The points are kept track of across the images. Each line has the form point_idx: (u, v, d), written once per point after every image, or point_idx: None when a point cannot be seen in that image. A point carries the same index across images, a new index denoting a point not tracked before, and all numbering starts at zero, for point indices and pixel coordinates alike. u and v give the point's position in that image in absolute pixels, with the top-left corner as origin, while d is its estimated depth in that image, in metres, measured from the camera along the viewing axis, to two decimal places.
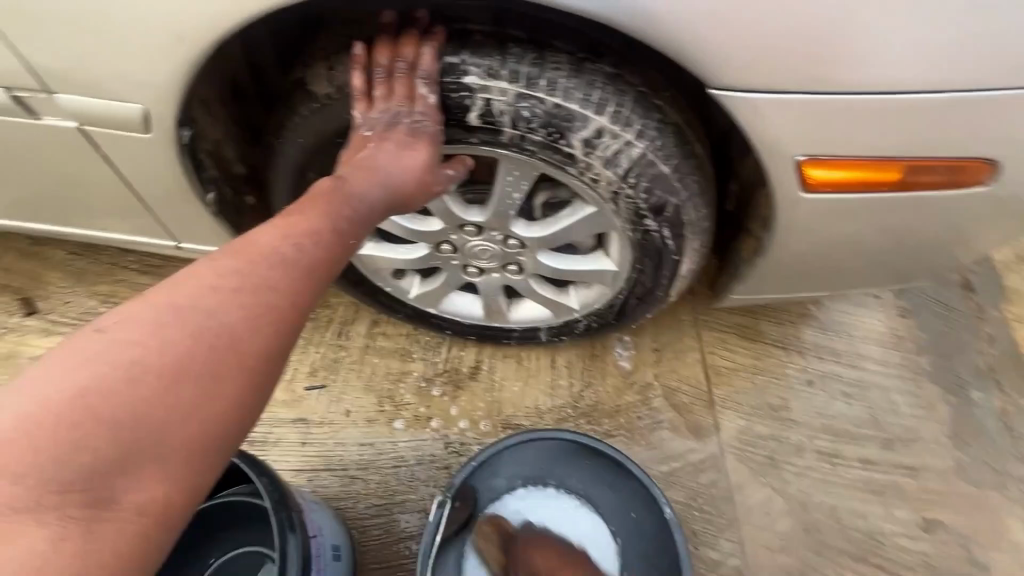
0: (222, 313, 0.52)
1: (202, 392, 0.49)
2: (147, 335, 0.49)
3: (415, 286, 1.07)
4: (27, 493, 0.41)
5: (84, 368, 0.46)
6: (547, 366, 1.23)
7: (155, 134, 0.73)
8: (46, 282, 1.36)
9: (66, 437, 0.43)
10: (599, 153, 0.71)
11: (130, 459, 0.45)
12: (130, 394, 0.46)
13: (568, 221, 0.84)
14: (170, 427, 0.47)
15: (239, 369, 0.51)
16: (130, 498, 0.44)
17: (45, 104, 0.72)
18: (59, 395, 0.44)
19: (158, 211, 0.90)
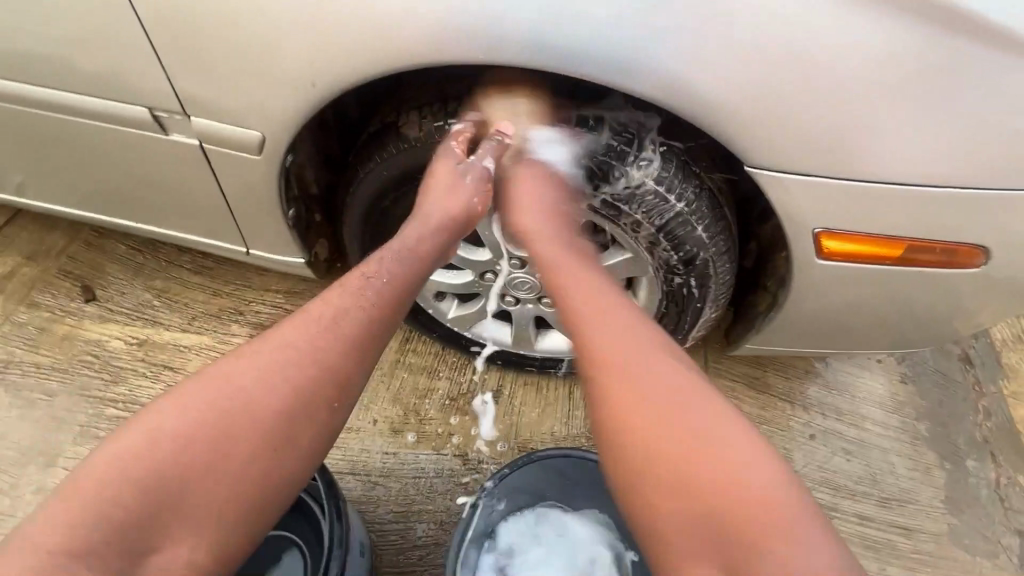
0: (274, 394, 0.65)
1: (244, 459, 0.62)
2: (182, 411, 0.62)
3: (453, 308, 1.16)
4: (112, 530, 0.55)
5: (177, 437, 0.61)
6: (565, 396, 1.31)
7: (261, 156, 0.85)
8: (106, 272, 1.46)
9: (147, 486, 0.58)
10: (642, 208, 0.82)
11: (186, 503, 0.59)
12: (204, 454, 0.61)
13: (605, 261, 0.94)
14: (219, 481, 0.61)
15: (280, 431, 0.64)
16: (172, 552, 0.57)
17: (178, 123, 0.85)
18: (141, 455, 0.59)
19: (239, 220, 1.01)
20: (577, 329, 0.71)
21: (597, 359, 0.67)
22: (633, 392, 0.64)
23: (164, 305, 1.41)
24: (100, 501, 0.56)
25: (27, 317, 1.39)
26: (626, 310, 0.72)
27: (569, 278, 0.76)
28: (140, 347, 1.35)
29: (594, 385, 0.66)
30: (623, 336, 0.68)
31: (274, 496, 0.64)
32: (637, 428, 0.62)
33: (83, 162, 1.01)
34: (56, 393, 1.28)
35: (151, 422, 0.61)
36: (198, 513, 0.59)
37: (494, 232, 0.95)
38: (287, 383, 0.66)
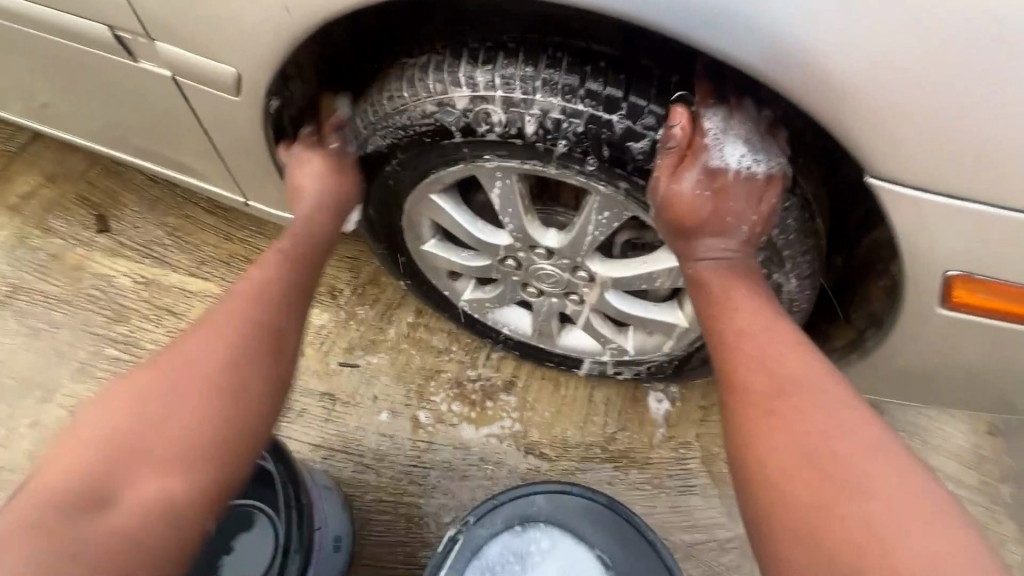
0: (225, 327, 0.62)
1: (205, 404, 0.56)
2: (138, 382, 0.56)
3: (469, 290, 1.02)
4: (75, 487, 0.48)
5: (133, 385, 0.56)
6: (584, 398, 1.17)
7: (241, 99, 0.73)
8: (121, 203, 1.39)
9: (100, 447, 0.51)
10: (706, 225, 0.64)
11: (158, 444, 0.52)
12: (166, 389, 0.56)
13: (649, 267, 0.78)
14: (179, 415, 0.54)
15: (242, 366, 0.60)
16: (136, 493, 0.49)
17: (144, 48, 0.74)
18: (103, 421, 0.53)
19: (233, 168, 0.89)
20: (727, 356, 0.59)
21: (742, 404, 0.55)
22: (794, 441, 0.50)
23: (175, 245, 1.34)
24: (54, 476, 0.49)
25: (41, 242, 1.34)
26: (789, 342, 0.57)
27: (746, 306, 0.61)
28: (147, 287, 1.29)
29: (736, 435, 0.55)
30: (770, 377, 0.55)
31: (235, 440, 0.56)
32: (791, 488, 0.49)
33: (76, 83, 0.91)
34: (61, 325, 1.24)
35: (104, 403, 0.55)
36: (161, 462, 0.52)
37: (517, 219, 0.77)
38: (238, 319, 0.63)
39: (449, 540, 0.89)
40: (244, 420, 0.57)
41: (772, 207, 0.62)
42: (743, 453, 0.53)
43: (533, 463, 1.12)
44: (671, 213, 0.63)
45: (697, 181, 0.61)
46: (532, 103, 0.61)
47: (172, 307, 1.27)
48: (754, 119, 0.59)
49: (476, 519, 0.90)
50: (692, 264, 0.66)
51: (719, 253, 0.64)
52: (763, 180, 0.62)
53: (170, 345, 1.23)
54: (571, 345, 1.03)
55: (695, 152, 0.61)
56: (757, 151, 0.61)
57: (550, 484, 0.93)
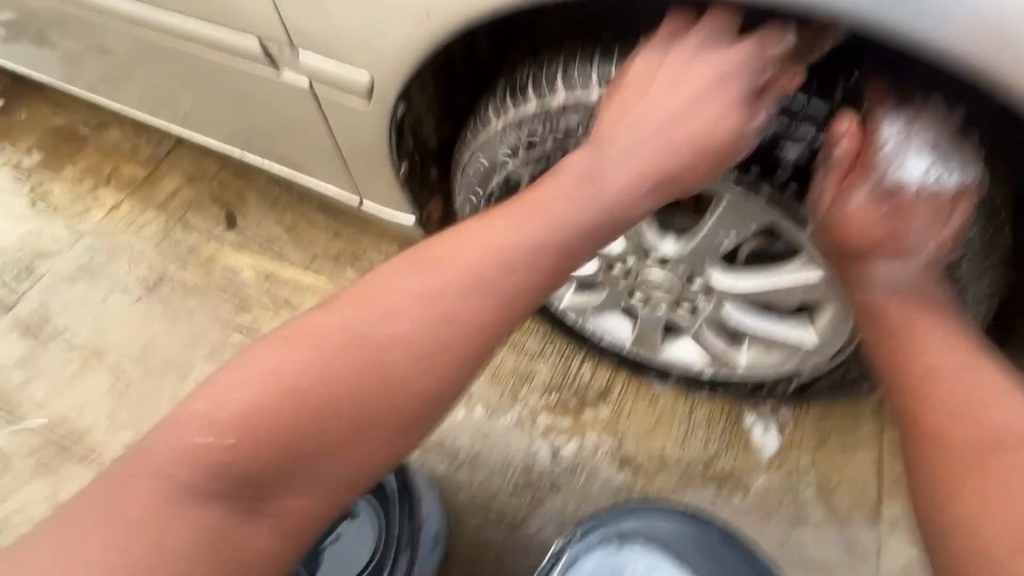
0: (450, 305, 0.53)
1: (359, 413, 0.48)
2: (329, 358, 0.49)
3: (570, 295, 1.00)
4: (222, 477, 0.44)
5: (319, 352, 0.49)
6: (684, 412, 1.11)
7: (368, 104, 0.76)
8: (247, 202, 1.53)
9: (275, 432, 0.46)
10: (892, 247, 0.56)
11: (318, 459, 0.47)
12: (378, 387, 0.49)
13: (778, 280, 0.72)
14: (370, 426, 0.49)
15: (386, 389, 0.49)
16: (289, 508, 0.46)
17: (283, 58, 0.79)
18: (293, 373, 0.48)
19: (352, 170, 0.94)
20: (911, 395, 0.52)
21: (937, 456, 0.48)
22: (1013, 504, 0.42)
23: (291, 242, 1.45)
24: (210, 432, 0.45)
25: (181, 236, 1.50)
26: (1003, 388, 0.48)
27: (932, 339, 0.53)
28: (267, 279, 1.40)
29: (929, 493, 0.47)
30: (976, 425, 0.47)
31: (380, 472, 0.50)
32: (1002, 553, 0.41)
33: (221, 93, 1.00)
34: (195, 311, 1.38)
35: (264, 355, 0.49)
36: (316, 478, 0.47)
37: (633, 224, 0.74)
38: (444, 298, 0.53)
39: (552, 555, 0.86)
40: (402, 445, 0.51)
41: (959, 223, 0.55)
42: (938, 515, 0.46)
43: (628, 476, 1.07)
44: (836, 233, 0.58)
45: (869, 198, 0.56)
46: (674, 100, 0.58)
47: (287, 299, 1.37)
48: (941, 120, 0.53)
49: (581, 535, 0.86)
50: (858, 289, 0.59)
51: (897, 278, 0.57)
52: (951, 195, 0.55)
53: None
54: (675, 357, 0.98)
55: (867, 163, 0.55)
56: (944, 162, 0.54)
57: (638, 505, 0.88)
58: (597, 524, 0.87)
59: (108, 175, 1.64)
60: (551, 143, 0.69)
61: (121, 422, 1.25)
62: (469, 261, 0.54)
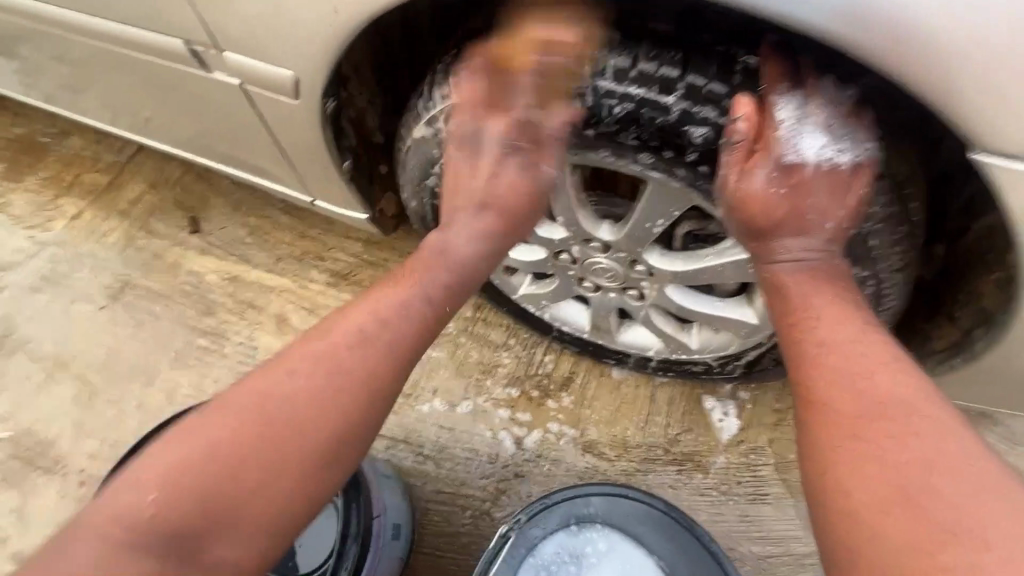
0: (347, 376, 0.60)
1: (279, 477, 0.55)
2: (248, 430, 0.56)
3: (525, 285, 1.01)
4: (153, 531, 0.51)
5: (236, 421, 0.56)
6: (645, 397, 1.12)
7: (299, 101, 0.76)
8: (210, 205, 1.52)
9: (203, 487, 0.53)
10: (792, 226, 0.61)
11: (239, 517, 0.53)
12: (286, 452, 0.56)
13: (713, 261, 0.73)
14: (284, 485, 0.55)
15: (303, 451, 0.56)
16: (215, 557, 0.52)
17: (215, 59, 0.79)
18: (216, 444, 0.54)
19: (298, 168, 0.94)
20: (806, 366, 0.54)
21: (822, 425, 0.50)
22: (882, 468, 0.45)
23: (256, 244, 1.44)
24: (151, 487, 0.52)
25: (145, 242, 1.49)
26: (881, 361, 0.51)
27: (824, 316, 0.56)
28: (231, 282, 1.40)
29: (812, 459, 0.50)
30: (855, 396, 0.50)
31: (304, 518, 0.56)
32: (876, 517, 0.43)
33: (167, 96, 0.99)
34: (160, 317, 1.38)
35: (203, 426, 0.56)
36: (240, 524, 0.53)
37: (569, 212, 0.75)
38: (346, 376, 0.60)
39: (500, 537, 0.89)
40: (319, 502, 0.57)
41: (858, 197, 0.58)
42: (819, 480, 0.48)
43: (591, 461, 1.09)
44: (739, 210, 0.61)
45: (768, 179, 0.59)
46: (583, 87, 0.59)
47: (252, 301, 1.37)
48: (836, 99, 0.55)
49: (528, 518, 0.89)
50: (763, 262, 0.63)
51: (800, 253, 0.61)
52: (848, 171, 0.58)
53: (251, 336, 1.33)
54: (630, 343, 0.99)
55: (766, 146, 0.58)
56: (839, 141, 0.56)
57: (598, 488, 0.91)
58: (547, 506, 0.90)
59: (70, 183, 1.62)
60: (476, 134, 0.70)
61: (87, 431, 1.24)
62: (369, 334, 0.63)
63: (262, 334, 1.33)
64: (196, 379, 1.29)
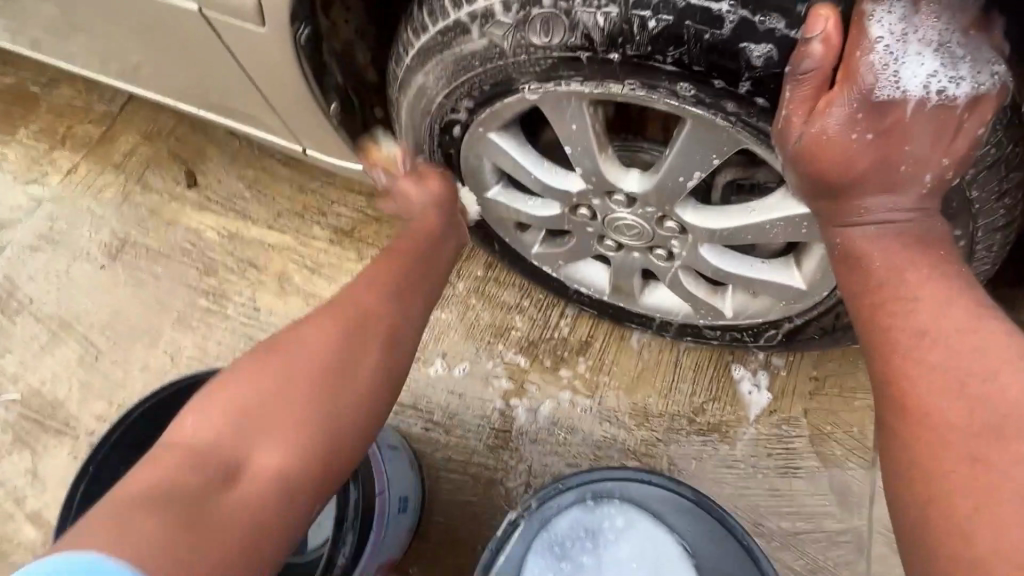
0: (365, 316, 0.62)
1: (315, 403, 0.56)
2: (269, 378, 0.57)
3: (539, 243, 0.91)
4: (187, 478, 0.50)
5: (256, 372, 0.57)
6: (669, 362, 1.04)
7: (274, 30, 0.66)
8: (206, 157, 1.43)
9: (234, 425, 0.54)
10: (883, 177, 0.48)
11: (268, 445, 0.53)
12: (313, 384, 0.57)
13: (758, 217, 0.63)
14: (314, 411, 0.56)
15: (338, 383, 0.58)
16: (251, 476, 0.51)
17: None
18: (239, 396, 0.55)
19: (283, 113, 0.84)
20: (903, 360, 0.46)
21: (924, 438, 0.43)
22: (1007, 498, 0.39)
23: (254, 199, 1.36)
24: (182, 449, 0.52)
25: (141, 197, 1.42)
26: (1000, 358, 0.43)
27: (931, 299, 0.46)
28: (231, 240, 1.33)
29: (911, 476, 0.43)
30: (969, 404, 0.43)
31: (350, 413, 0.58)
32: (975, 529, 0.39)
33: (138, 32, 0.89)
34: (161, 276, 1.32)
35: (220, 392, 0.56)
36: (279, 431, 0.54)
37: (590, 159, 0.64)
38: (359, 320, 0.62)
39: (508, 523, 0.82)
40: (353, 428, 0.58)
41: (967, 140, 0.48)
42: (923, 503, 0.42)
43: (610, 430, 1.03)
44: (811, 162, 0.48)
45: (852, 117, 0.46)
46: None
47: (253, 259, 1.30)
48: (942, 15, 0.47)
49: (539, 504, 0.83)
50: (836, 231, 0.51)
51: (888, 214, 0.49)
52: (961, 109, 0.47)
53: (253, 297, 1.27)
54: (656, 306, 0.90)
55: (852, 73, 0.46)
56: (953, 65, 0.47)
57: (610, 472, 0.84)
58: (553, 492, 0.84)
59: (62, 136, 1.54)
60: (477, 66, 0.59)
61: (94, 393, 1.23)
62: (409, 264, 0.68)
63: (265, 294, 1.27)
64: (199, 341, 1.25)
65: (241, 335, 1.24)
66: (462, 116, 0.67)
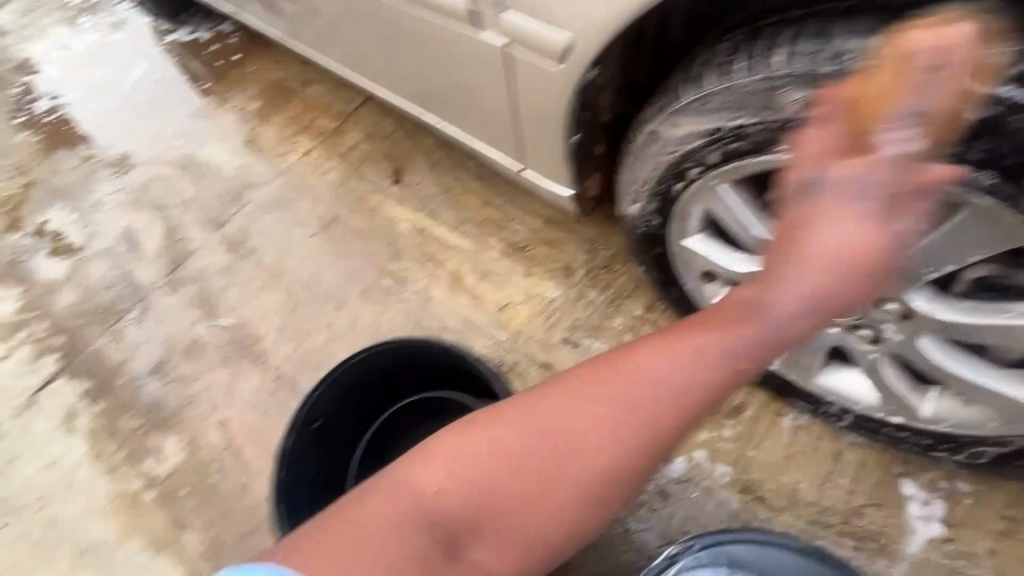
0: (620, 414, 0.60)
1: (548, 505, 0.60)
2: (516, 451, 0.61)
3: (720, 295, 0.92)
4: (436, 524, 0.59)
5: (509, 442, 0.61)
6: (829, 450, 0.98)
7: (564, 66, 0.78)
8: (413, 161, 1.65)
9: (479, 487, 0.60)
10: None
11: (495, 525, 0.60)
12: (544, 480, 0.60)
13: (1001, 318, 0.65)
14: (546, 512, 0.60)
15: (571, 489, 0.60)
16: (477, 555, 0.60)
17: (491, 19, 0.82)
18: (489, 457, 0.61)
19: (523, 134, 0.96)
20: None
21: None
22: None
23: (445, 202, 1.54)
24: (440, 482, 0.60)
25: (356, 184, 1.68)
26: None
27: None
28: (419, 234, 1.51)
29: None
30: None
31: (579, 521, 0.61)
32: None
33: (411, 56, 1.06)
34: (357, 252, 1.54)
35: (478, 439, 0.62)
36: (513, 514, 0.60)
37: None
38: (614, 424, 0.59)
39: (666, 558, 0.83)
40: (577, 532, 0.61)
41: None
42: None
43: (749, 504, 0.98)
44: None
45: None
46: None
47: (434, 255, 1.47)
48: None
49: (700, 547, 0.83)
50: None
51: None
52: None
53: (428, 287, 1.43)
54: (843, 390, 0.86)
55: None
56: None
57: (768, 537, 0.82)
58: (721, 540, 0.84)
59: (306, 125, 1.88)
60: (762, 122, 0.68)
61: (287, 335, 1.45)
62: (692, 363, 0.59)
63: (438, 287, 1.42)
64: (376, 313, 1.43)
65: (411, 318, 1.40)
66: (711, 160, 0.75)
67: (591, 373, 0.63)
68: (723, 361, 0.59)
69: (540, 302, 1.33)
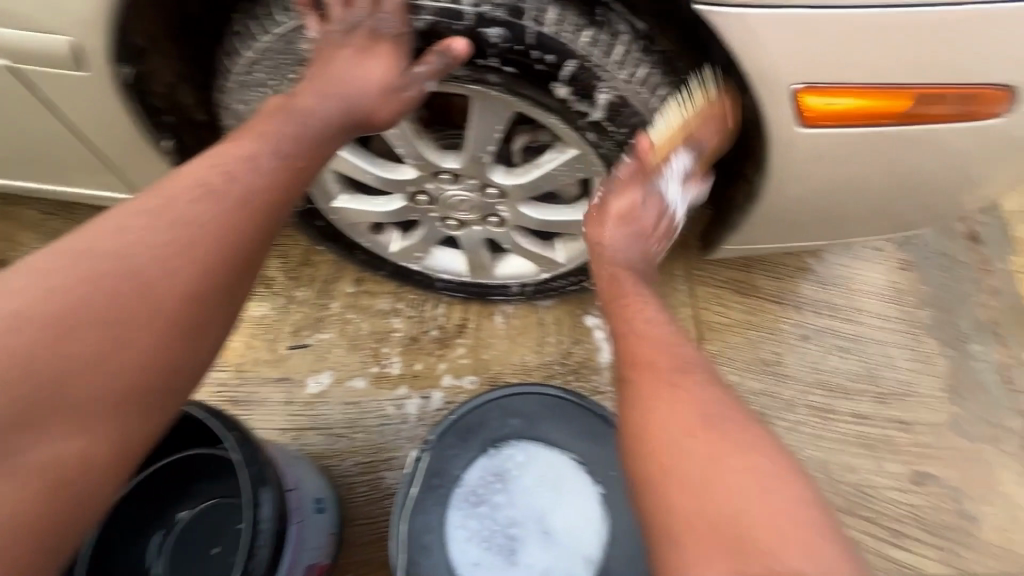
0: (190, 220, 0.60)
1: (135, 341, 0.55)
2: (76, 300, 0.53)
3: (395, 241, 1.04)
4: None
5: (60, 288, 0.53)
6: (535, 323, 1.20)
7: (90, 73, 0.74)
8: (24, 242, 1.32)
9: (40, 357, 0.51)
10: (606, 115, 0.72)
11: (71, 397, 0.52)
12: (126, 318, 0.55)
13: (546, 167, 0.82)
14: (139, 345, 0.55)
15: (160, 318, 0.56)
16: (53, 447, 0.50)
17: None
18: (44, 312, 0.52)
19: (114, 159, 0.89)
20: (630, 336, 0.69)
21: (642, 376, 0.64)
22: (689, 407, 0.60)
23: None
24: None
25: None
26: (682, 341, 0.68)
27: (637, 297, 0.74)
28: None
29: (632, 410, 0.63)
30: (671, 356, 0.66)
31: (182, 353, 0.58)
32: (677, 441, 0.58)
33: None
34: None
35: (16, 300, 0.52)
36: (94, 370, 0.53)
37: (407, 142, 0.82)
38: (190, 229, 0.59)
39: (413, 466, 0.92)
40: (183, 368, 0.58)
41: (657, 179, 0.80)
42: (637, 422, 0.62)
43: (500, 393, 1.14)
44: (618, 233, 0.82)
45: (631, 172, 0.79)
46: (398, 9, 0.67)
47: None
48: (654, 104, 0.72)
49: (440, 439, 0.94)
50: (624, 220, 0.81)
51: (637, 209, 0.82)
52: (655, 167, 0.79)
53: None
54: (509, 273, 1.05)
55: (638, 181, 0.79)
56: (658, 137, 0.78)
57: (503, 389, 0.97)
58: (456, 416, 0.95)
59: None
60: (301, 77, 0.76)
61: None
62: (236, 188, 0.63)
63: None
64: None
65: None
66: None
67: (146, 199, 0.60)
68: (260, 187, 0.64)
69: (251, 324, 1.21)
